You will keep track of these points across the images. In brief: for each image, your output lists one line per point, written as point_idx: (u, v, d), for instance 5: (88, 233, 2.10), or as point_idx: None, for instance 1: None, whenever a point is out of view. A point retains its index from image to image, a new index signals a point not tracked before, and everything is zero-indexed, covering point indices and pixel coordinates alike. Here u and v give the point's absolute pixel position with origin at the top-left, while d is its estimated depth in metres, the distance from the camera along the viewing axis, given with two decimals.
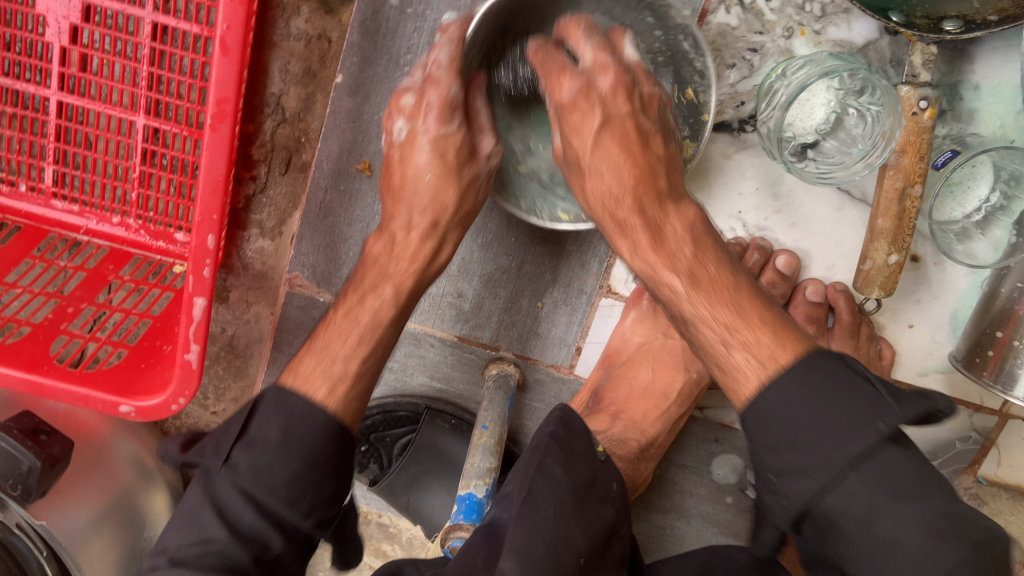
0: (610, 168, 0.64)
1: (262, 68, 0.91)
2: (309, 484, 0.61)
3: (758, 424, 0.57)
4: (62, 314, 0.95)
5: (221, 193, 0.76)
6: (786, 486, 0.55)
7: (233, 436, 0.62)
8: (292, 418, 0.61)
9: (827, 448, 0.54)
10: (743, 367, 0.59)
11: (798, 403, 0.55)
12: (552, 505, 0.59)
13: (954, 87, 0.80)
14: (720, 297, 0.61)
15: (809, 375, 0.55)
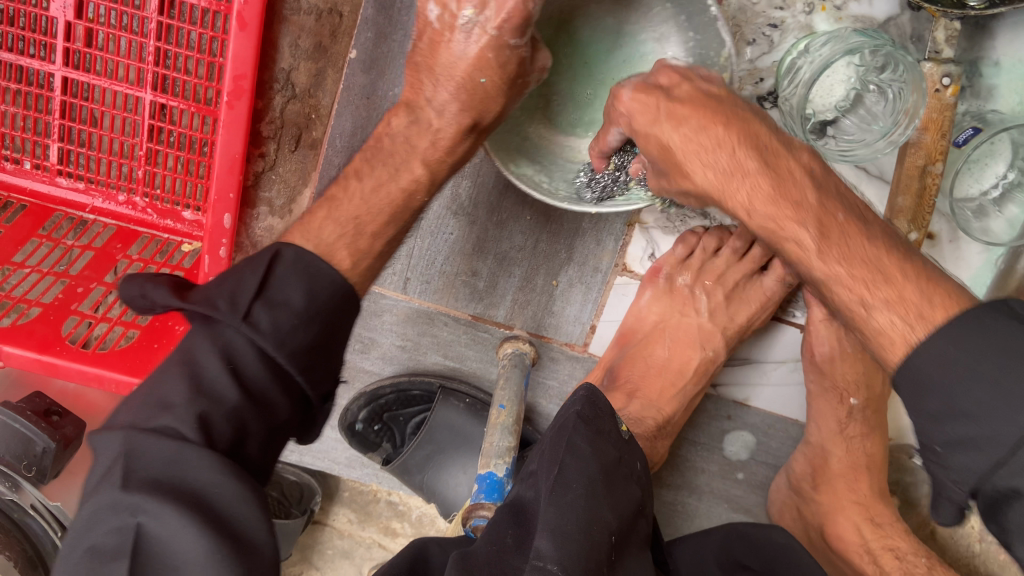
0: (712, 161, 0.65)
1: (272, 43, 0.90)
2: (323, 352, 0.62)
3: (916, 389, 0.53)
4: (72, 294, 0.92)
5: (238, 171, 0.75)
6: (957, 461, 0.50)
7: (253, 291, 0.60)
8: (316, 283, 0.63)
9: (997, 423, 0.48)
10: (886, 328, 0.57)
11: (956, 361, 0.50)
12: (584, 482, 0.58)
13: (975, 63, 0.80)
14: (853, 260, 0.60)
15: (965, 335, 0.51)
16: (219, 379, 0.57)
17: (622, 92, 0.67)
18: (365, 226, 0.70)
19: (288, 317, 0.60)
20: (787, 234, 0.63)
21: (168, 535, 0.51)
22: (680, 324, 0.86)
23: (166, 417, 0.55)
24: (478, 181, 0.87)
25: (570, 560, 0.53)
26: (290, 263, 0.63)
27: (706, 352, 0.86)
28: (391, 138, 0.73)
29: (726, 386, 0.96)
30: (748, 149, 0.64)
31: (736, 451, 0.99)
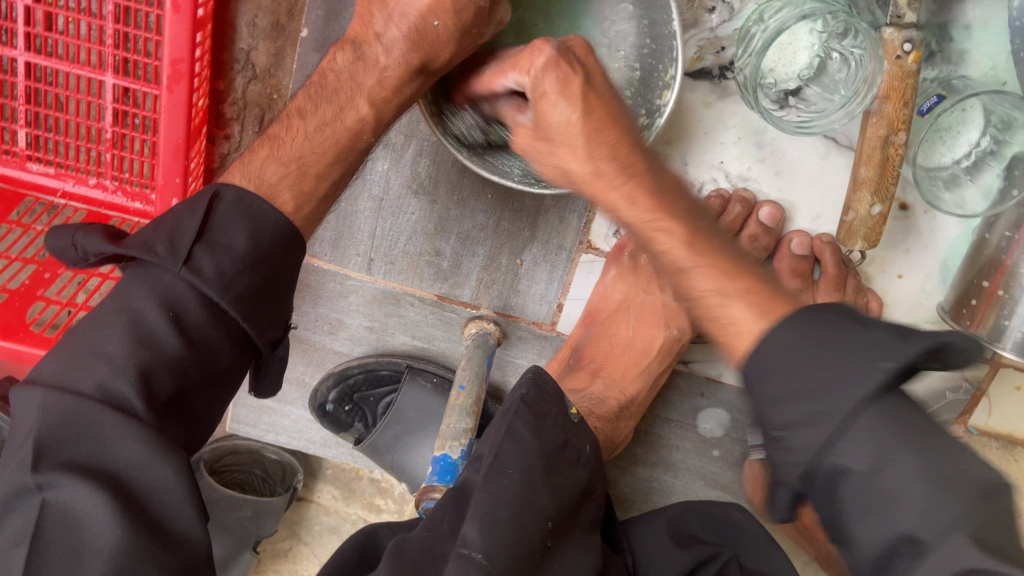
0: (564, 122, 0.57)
1: (229, 22, 0.89)
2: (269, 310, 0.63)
3: (758, 377, 0.51)
4: (39, 279, 0.90)
5: (182, 155, 0.74)
6: (794, 443, 0.49)
7: (192, 236, 0.59)
8: (258, 224, 0.62)
9: (831, 396, 0.47)
10: (738, 320, 0.55)
11: (791, 349, 0.50)
12: (519, 467, 0.57)
13: (943, 27, 0.77)
14: (712, 261, 0.58)
15: (798, 329, 0.50)
16: (159, 324, 0.57)
17: (539, 47, 0.57)
18: (308, 166, 0.67)
19: (230, 261, 0.60)
20: (658, 226, 0.59)
21: (81, 515, 0.51)
22: (645, 302, 0.85)
23: (100, 366, 0.55)
24: (438, 160, 0.85)
25: (494, 544, 0.52)
26: (230, 204, 0.62)
27: (670, 331, 0.84)
28: (335, 74, 0.69)
29: (698, 362, 0.95)
30: (613, 154, 0.59)
31: (711, 427, 0.98)
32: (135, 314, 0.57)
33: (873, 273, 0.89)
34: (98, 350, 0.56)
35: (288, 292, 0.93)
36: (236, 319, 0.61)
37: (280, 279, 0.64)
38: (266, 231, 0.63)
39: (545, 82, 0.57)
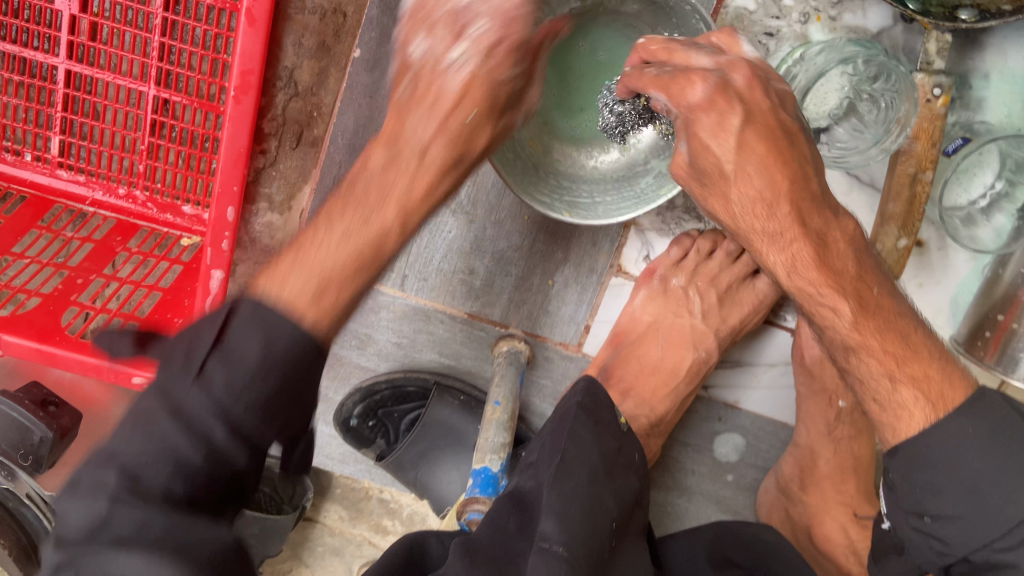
0: (759, 169, 0.63)
1: (276, 41, 0.91)
2: (280, 405, 0.55)
3: (912, 465, 0.60)
4: (71, 285, 0.94)
5: (242, 165, 0.76)
6: (943, 531, 0.59)
7: (205, 344, 0.53)
8: (272, 333, 0.54)
9: (1002, 501, 0.57)
10: (907, 404, 0.61)
11: (966, 446, 0.58)
12: (586, 470, 0.60)
13: (964, 76, 0.82)
14: (882, 339, 0.62)
15: (976, 414, 0.59)
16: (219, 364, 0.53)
17: (693, 80, 0.62)
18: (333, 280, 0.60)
19: (240, 374, 0.53)
20: (826, 301, 0.64)
21: (149, 479, 0.51)
22: (673, 324, 0.88)
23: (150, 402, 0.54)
24: (478, 181, 0.88)
25: (574, 541, 0.55)
26: (246, 316, 0.55)
27: (699, 351, 0.88)
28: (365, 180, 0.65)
29: (717, 388, 0.97)
30: (772, 158, 0.63)
31: (726, 452, 1.00)
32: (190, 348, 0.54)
33: None
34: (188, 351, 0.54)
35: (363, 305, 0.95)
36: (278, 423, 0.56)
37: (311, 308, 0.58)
38: (282, 340, 0.55)
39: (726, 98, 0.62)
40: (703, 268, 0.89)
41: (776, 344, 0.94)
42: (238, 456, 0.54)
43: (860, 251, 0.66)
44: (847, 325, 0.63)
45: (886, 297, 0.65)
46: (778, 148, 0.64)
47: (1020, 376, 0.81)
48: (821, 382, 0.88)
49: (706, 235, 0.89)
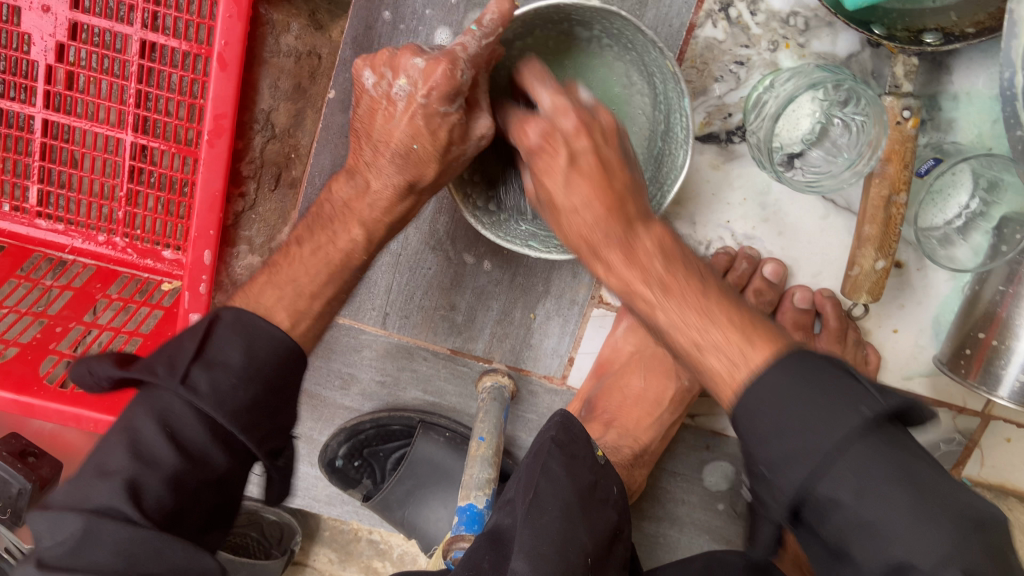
0: (583, 202, 0.64)
1: (251, 85, 0.90)
2: (263, 411, 0.64)
3: (746, 417, 0.55)
4: (50, 334, 0.92)
5: (217, 209, 0.75)
6: (781, 480, 0.53)
7: (190, 355, 0.61)
8: (254, 340, 0.65)
9: (812, 435, 0.52)
10: (716, 368, 0.59)
11: (776, 385, 0.54)
12: (559, 505, 0.65)
13: (933, 97, 0.84)
14: (689, 304, 0.62)
15: (797, 370, 0.54)
16: (196, 434, 0.60)
17: (540, 92, 0.65)
18: (304, 287, 0.72)
19: (226, 377, 0.62)
20: (639, 287, 0.64)
21: (139, 489, 0.57)
22: (657, 353, 0.88)
23: (146, 424, 0.59)
24: (456, 217, 0.88)
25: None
26: (229, 323, 0.65)
27: (682, 381, 0.87)
28: (331, 204, 0.77)
29: (703, 416, 0.97)
30: (597, 184, 0.64)
31: (716, 481, 1.00)
32: (135, 438, 0.59)
33: (870, 328, 0.93)
34: (164, 413, 0.60)
35: None
36: (233, 433, 0.62)
37: (280, 391, 0.66)
38: (262, 349, 0.65)
39: (567, 118, 0.64)
40: None
41: None
42: (218, 458, 0.61)
43: (674, 240, 0.67)
44: (659, 309, 0.63)
45: (693, 280, 0.64)
46: (607, 178, 0.65)
47: (1003, 394, 0.81)
48: None
49: None
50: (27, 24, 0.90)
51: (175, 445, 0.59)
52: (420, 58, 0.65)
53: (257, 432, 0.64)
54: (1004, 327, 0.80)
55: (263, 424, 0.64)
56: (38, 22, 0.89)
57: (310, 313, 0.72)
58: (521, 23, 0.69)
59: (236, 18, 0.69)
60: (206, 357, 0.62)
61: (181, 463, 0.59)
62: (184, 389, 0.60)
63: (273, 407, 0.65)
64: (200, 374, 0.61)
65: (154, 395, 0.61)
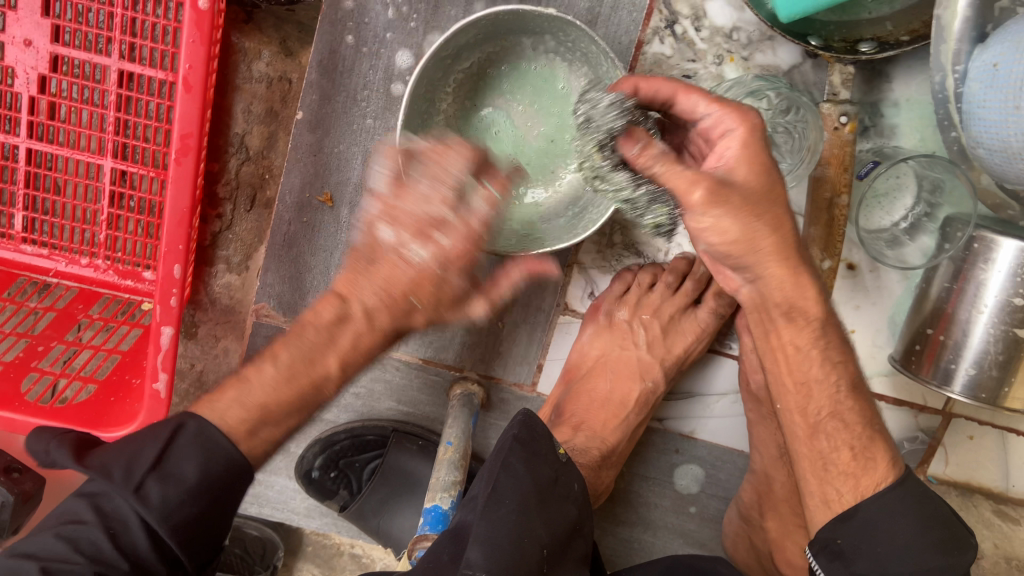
0: (733, 216, 0.62)
1: (225, 110, 0.95)
2: (200, 531, 0.60)
3: (850, 539, 0.68)
4: (32, 352, 0.97)
5: (187, 224, 0.79)
6: None
7: (148, 463, 0.59)
8: (211, 458, 0.61)
9: (905, 557, 0.66)
10: (878, 464, 0.70)
11: (893, 514, 0.67)
12: (516, 498, 0.68)
13: (874, 105, 0.88)
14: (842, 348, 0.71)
15: (913, 502, 0.68)
16: (137, 542, 0.57)
17: (632, 133, 0.67)
18: (271, 415, 0.65)
19: (178, 492, 0.58)
20: (808, 364, 0.70)
21: None
22: (621, 356, 0.91)
23: (94, 526, 0.57)
24: None
25: (497, 565, 0.62)
26: (191, 435, 0.61)
27: (645, 382, 0.90)
28: (314, 328, 0.68)
29: (672, 420, 0.99)
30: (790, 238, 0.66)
31: (687, 484, 1.02)
32: (72, 537, 0.56)
33: None
34: (109, 512, 0.58)
35: None
36: (174, 550, 0.59)
37: (225, 507, 0.62)
38: (218, 462, 0.61)
39: (648, 155, 0.64)
40: (645, 300, 0.90)
41: (723, 372, 0.97)
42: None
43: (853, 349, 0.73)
44: (822, 431, 0.70)
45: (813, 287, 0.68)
46: (767, 166, 0.63)
47: (958, 389, 0.83)
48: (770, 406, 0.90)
49: (647, 269, 0.92)
50: (11, 57, 0.93)
51: (117, 548, 0.56)
52: (421, 175, 0.65)
53: (191, 547, 0.60)
54: (952, 324, 0.83)
55: (196, 543, 0.60)
56: (21, 55, 0.92)
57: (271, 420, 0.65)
58: (483, 28, 0.77)
59: (198, 43, 0.73)
60: (163, 469, 0.59)
61: (129, 570, 0.56)
62: (135, 498, 0.57)
63: (216, 523, 0.61)
64: (154, 486, 0.58)
65: (101, 497, 0.59)
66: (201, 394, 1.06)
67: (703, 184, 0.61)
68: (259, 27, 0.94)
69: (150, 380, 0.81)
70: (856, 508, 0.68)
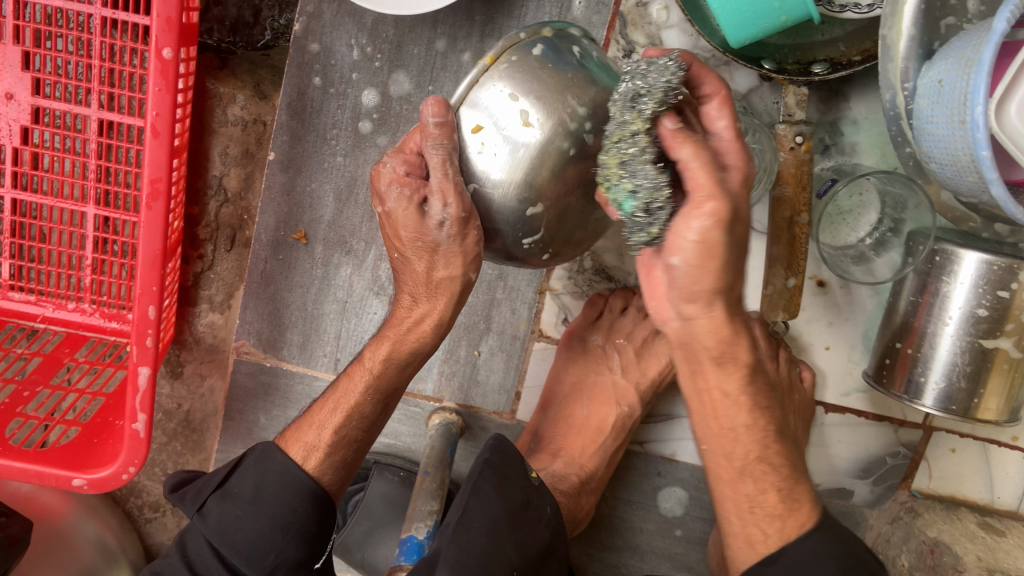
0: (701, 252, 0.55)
1: (203, 153, 0.97)
2: (271, 545, 0.72)
3: None
4: (18, 397, 0.98)
5: (158, 267, 0.81)
6: None
7: (212, 487, 0.74)
8: (267, 476, 0.74)
9: None
10: (797, 512, 0.67)
11: (820, 561, 0.64)
12: (485, 521, 0.69)
13: (833, 124, 0.89)
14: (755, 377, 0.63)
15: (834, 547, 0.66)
16: (209, 564, 0.72)
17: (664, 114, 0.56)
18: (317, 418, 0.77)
19: (234, 509, 0.73)
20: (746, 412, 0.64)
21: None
22: (597, 381, 0.92)
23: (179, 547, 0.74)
24: None
25: None
26: (255, 460, 0.75)
27: (622, 407, 0.90)
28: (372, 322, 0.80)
29: (652, 442, 1.00)
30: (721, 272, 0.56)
31: (671, 507, 1.01)
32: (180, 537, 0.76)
33: (803, 347, 0.97)
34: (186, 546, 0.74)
35: (256, 398, 1.01)
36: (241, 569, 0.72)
37: (291, 528, 0.72)
38: (272, 476, 0.73)
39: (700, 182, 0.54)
40: (618, 325, 0.92)
41: None
42: None
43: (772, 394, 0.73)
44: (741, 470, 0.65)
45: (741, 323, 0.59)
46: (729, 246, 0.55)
47: (929, 402, 0.84)
48: None
49: (618, 294, 0.93)
50: None
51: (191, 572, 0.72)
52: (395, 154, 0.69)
53: (264, 564, 0.72)
54: (922, 336, 0.83)
55: (269, 556, 0.72)
56: (3, 108, 0.95)
57: (319, 448, 0.75)
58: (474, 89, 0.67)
59: (165, 91, 0.75)
60: (224, 490, 0.74)
61: None
62: (198, 517, 0.73)
63: (282, 542, 0.72)
64: (214, 505, 0.73)
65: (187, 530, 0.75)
66: (188, 433, 1.07)
67: (745, 170, 0.58)
68: (234, 73, 0.97)
69: (129, 421, 0.84)
70: (780, 553, 0.65)
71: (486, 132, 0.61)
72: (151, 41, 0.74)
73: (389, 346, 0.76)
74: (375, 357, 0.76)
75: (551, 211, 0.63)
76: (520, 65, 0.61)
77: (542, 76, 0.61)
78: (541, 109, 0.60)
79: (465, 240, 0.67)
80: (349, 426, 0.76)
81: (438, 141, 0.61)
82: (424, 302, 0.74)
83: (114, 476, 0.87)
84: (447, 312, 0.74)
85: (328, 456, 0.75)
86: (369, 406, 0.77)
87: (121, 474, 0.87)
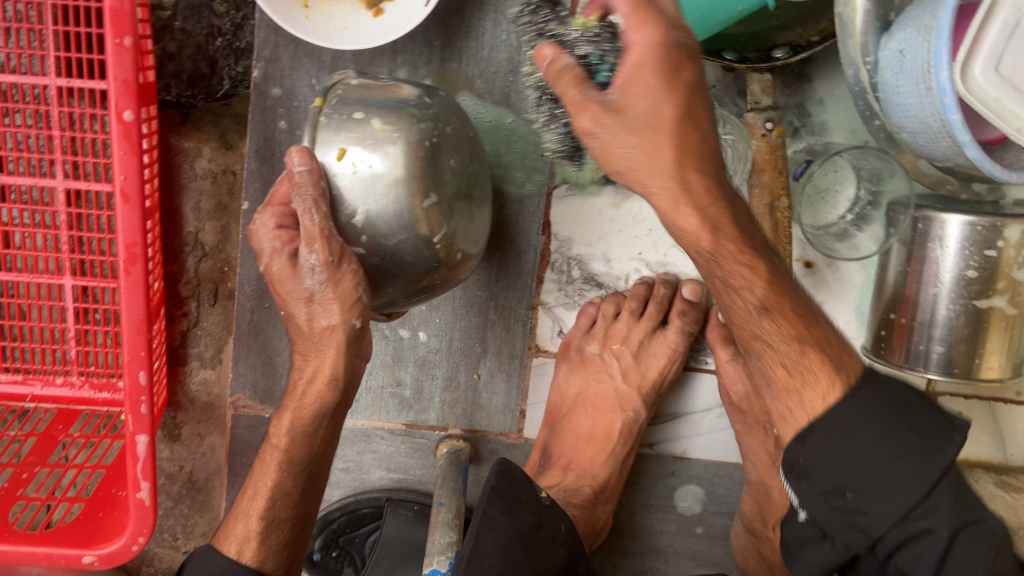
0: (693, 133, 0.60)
1: (176, 211, 0.97)
2: None
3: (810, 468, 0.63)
4: (17, 481, 0.96)
5: (144, 331, 0.79)
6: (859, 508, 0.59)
7: None
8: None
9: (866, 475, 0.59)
10: (810, 378, 0.64)
11: (855, 428, 0.60)
12: (500, 550, 0.68)
13: (801, 105, 0.90)
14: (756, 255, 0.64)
15: (866, 415, 0.60)
16: None
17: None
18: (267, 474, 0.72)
19: None
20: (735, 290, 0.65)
21: None
22: (598, 391, 0.92)
23: None
24: None
25: None
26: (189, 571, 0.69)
27: (627, 412, 0.91)
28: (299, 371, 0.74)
29: (661, 443, 1.00)
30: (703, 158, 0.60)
31: (688, 505, 1.01)
32: None
33: None
34: None
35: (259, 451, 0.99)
36: None
37: None
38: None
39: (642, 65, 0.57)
40: (613, 331, 0.92)
41: (705, 387, 0.98)
42: None
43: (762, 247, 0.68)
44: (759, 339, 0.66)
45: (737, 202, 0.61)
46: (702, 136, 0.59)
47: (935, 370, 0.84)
48: (754, 415, 0.89)
49: (609, 299, 0.93)
50: None
51: None
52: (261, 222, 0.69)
53: None
54: (915, 305, 0.83)
55: None
56: None
57: (252, 538, 0.70)
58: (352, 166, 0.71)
59: (130, 154, 0.74)
60: None
61: None
62: None
63: None
64: None
65: None
66: (194, 493, 1.05)
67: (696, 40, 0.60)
68: (197, 126, 0.96)
69: (133, 491, 0.82)
70: (811, 425, 0.63)
71: (352, 152, 0.62)
72: (111, 105, 0.73)
73: (288, 417, 0.72)
74: (279, 431, 0.72)
75: (434, 216, 0.65)
76: (347, 98, 0.65)
77: (370, 96, 0.65)
78: (383, 117, 0.64)
79: (340, 285, 0.65)
80: (273, 509, 0.71)
81: (305, 188, 0.61)
82: (313, 357, 0.71)
83: (124, 548, 0.85)
84: (339, 366, 0.71)
85: (262, 543, 0.70)
86: (288, 483, 0.72)
87: (131, 545, 0.85)
